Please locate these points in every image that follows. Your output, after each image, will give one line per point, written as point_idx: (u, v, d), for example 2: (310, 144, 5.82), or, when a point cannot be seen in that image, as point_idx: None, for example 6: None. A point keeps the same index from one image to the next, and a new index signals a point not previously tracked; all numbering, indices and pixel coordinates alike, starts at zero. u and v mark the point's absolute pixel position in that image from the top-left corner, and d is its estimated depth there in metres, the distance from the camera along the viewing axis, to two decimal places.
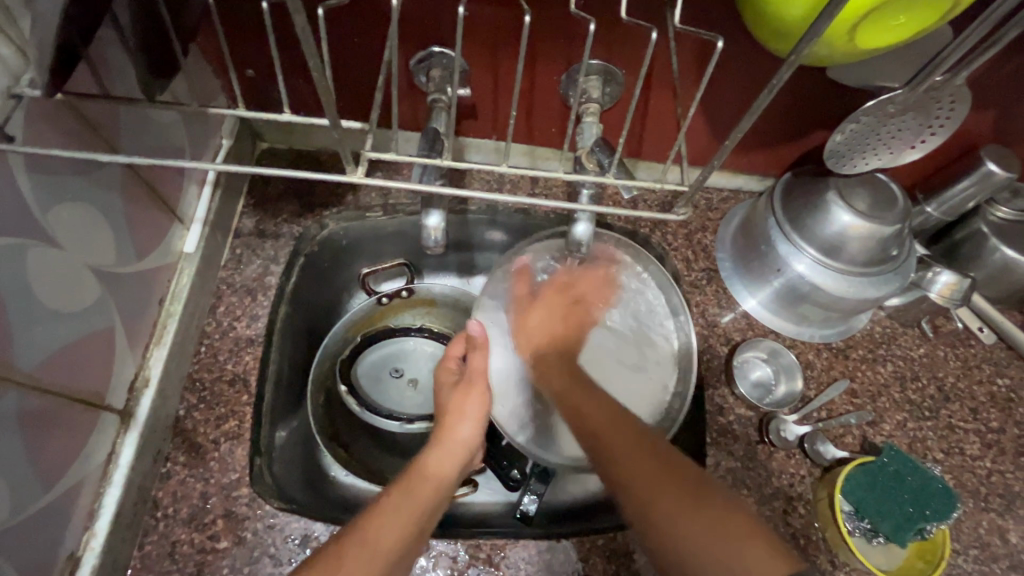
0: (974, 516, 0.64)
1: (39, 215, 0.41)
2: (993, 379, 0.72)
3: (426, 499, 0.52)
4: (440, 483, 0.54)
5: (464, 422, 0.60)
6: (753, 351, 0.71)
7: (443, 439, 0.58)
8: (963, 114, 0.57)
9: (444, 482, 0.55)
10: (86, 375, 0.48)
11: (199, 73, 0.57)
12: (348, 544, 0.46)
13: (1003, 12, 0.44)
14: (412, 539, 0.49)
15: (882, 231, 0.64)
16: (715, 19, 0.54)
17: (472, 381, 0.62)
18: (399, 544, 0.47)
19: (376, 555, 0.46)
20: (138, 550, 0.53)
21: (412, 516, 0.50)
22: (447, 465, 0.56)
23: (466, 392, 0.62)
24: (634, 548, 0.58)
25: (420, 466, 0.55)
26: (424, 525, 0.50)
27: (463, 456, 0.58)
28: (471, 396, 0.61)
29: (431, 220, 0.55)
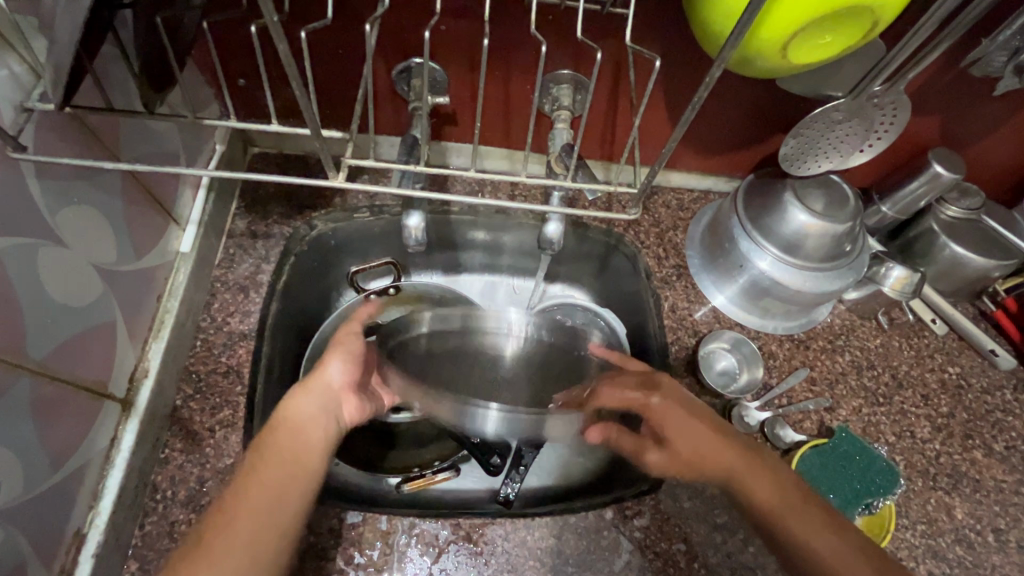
0: (922, 493, 0.69)
1: (48, 217, 0.45)
2: (945, 367, 0.77)
3: (286, 447, 0.51)
4: (302, 429, 0.53)
5: (330, 366, 0.59)
6: (720, 342, 0.75)
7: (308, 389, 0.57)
8: (904, 119, 0.62)
9: (306, 428, 0.53)
10: (90, 365, 0.52)
11: (194, 83, 0.61)
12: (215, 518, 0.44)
13: (937, 18, 0.48)
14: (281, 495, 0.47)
15: (836, 228, 0.68)
16: (674, 33, 0.58)
17: (342, 335, 0.63)
18: (267, 504, 0.46)
19: (243, 518, 0.44)
20: (138, 529, 0.56)
21: (276, 472, 0.48)
22: (312, 411, 0.55)
23: (336, 342, 0.62)
24: (604, 526, 0.62)
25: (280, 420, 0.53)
26: (292, 476, 0.49)
27: (329, 400, 0.57)
28: (341, 343, 0.62)
29: (411, 220, 0.60)
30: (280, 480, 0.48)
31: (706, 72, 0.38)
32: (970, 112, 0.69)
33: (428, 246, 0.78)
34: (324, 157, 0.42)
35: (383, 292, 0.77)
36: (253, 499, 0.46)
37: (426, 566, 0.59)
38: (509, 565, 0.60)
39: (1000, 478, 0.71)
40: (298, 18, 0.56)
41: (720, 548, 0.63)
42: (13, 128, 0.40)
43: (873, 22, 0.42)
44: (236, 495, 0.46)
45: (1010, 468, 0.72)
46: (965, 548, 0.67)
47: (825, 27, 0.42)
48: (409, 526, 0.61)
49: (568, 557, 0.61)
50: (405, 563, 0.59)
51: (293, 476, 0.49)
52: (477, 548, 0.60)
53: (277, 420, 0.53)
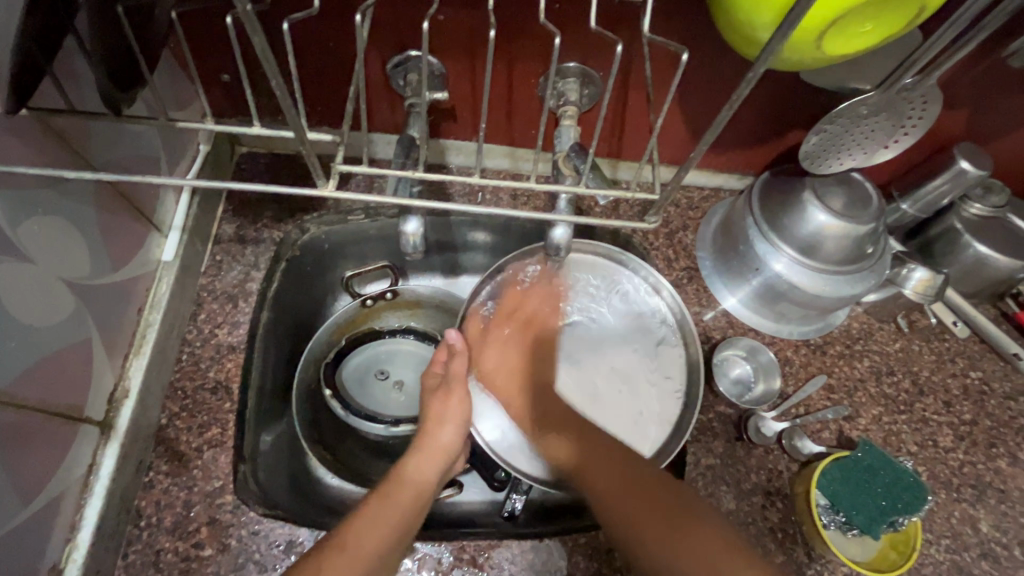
0: (946, 506, 0.66)
1: (9, 230, 0.41)
2: (967, 372, 0.74)
3: (407, 503, 0.55)
4: (420, 488, 0.57)
5: (445, 427, 0.61)
6: (733, 348, 0.71)
7: (422, 444, 0.60)
8: (934, 113, 0.57)
9: (424, 490, 0.57)
10: (63, 388, 0.48)
11: (172, 79, 0.56)
12: (333, 547, 0.49)
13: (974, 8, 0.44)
14: (391, 545, 0.51)
15: (857, 230, 0.65)
16: (689, 22, 0.54)
17: (453, 385, 0.63)
18: (382, 550, 0.50)
19: (357, 560, 0.48)
20: (122, 559, 0.53)
21: (393, 520, 0.53)
22: (428, 472, 0.59)
23: (447, 396, 0.63)
24: (616, 546, 0.59)
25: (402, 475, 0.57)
26: (405, 529, 0.53)
27: (443, 462, 0.60)
28: (452, 400, 0.63)
29: (409, 226, 0.55)
30: (388, 534, 0.51)
31: (749, 71, 0.35)
32: (998, 105, 0.65)
33: (427, 248, 0.75)
34: (311, 161, 0.39)
35: (380, 297, 0.72)
36: (369, 546, 0.50)
37: None
38: None
39: None
40: (283, 9, 0.52)
41: None
42: None
43: (918, 8, 0.38)
44: (353, 533, 0.50)
45: None
46: (991, 563, 0.64)
47: (867, 14, 0.38)
48: (411, 550, 0.57)
49: None
50: None
51: (401, 535, 0.52)
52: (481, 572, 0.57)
53: (408, 473, 0.58)
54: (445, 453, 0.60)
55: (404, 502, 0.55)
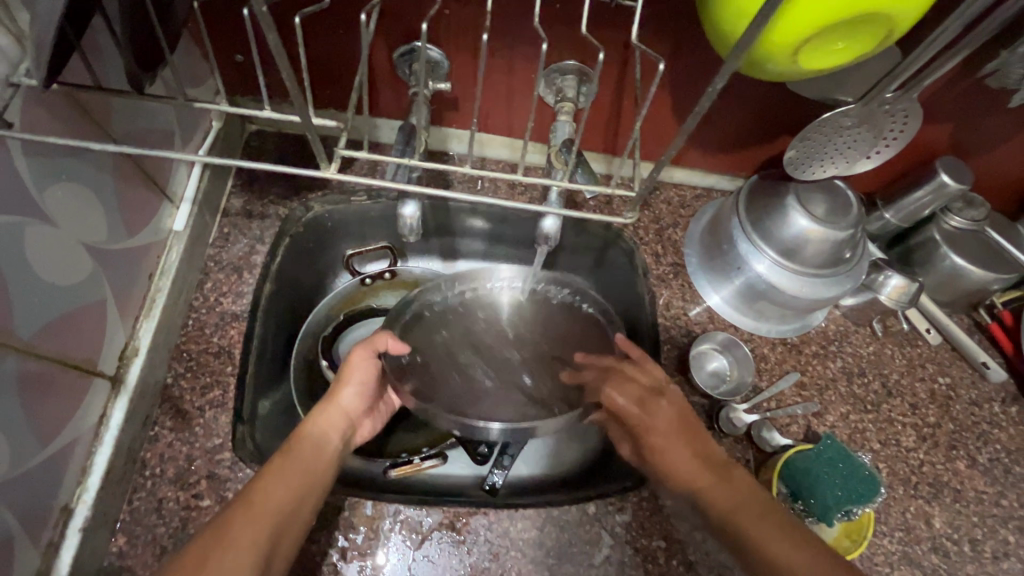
0: (902, 502, 0.70)
1: (36, 194, 0.44)
2: (935, 377, 0.77)
3: (311, 457, 0.55)
4: (321, 446, 0.56)
5: (348, 387, 0.61)
6: (712, 343, 0.75)
7: (324, 408, 0.59)
8: (915, 127, 0.60)
9: (327, 446, 0.57)
10: (79, 343, 0.51)
11: (189, 58, 0.59)
12: (249, 501, 0.49)
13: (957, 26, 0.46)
14: (297, 500, 0.51)
15: (835, 235, 0.68)
16: (682, 28, 0.57)
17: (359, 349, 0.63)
18: (285, 506, 0.50)
19: (257, 522, 0.47)
20: (127, 504, 0.57)
21: (297, 475, 0.52)
22: (329, 430, 0.58)
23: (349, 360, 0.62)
24: (586, 520, 0.63)
25: (303, 433, 0.57)
26: (312, 480, 0.53)
27: (344, 423, 0.60)
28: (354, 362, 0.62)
29: (406, 209, 0.59)
30: (297, 484, 0.52)
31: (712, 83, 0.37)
32: (980, 122, 0.68)
33: (425, 232, 0.78)
34: (313, 144, 0.41)
35: (378, 277, 0.77)
36: (275, 497, 0.50)
37: (408, 553, 0.60)
38: (491, 555, 0.61)
39: (981, 489, 0.72)
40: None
41: (700, 547, 0.64)
42: None
43: (888, 30, 0.40)
44: (259, 490, 0.50)
45: (991, 480, 0.72)
46: (941, 556, 0.68)
47: (839, 32, 0.40)
48: (394, 512, 0.62)
49: (549, 549, 0.62)
50: (386, 548, 0.60)
51: (309, 488, 0.53)
52: (459, 536, 0.61)
53: (309, 429, 0.57)
54: (345, 416, 0.61)
55: (309, 462, 0.54)
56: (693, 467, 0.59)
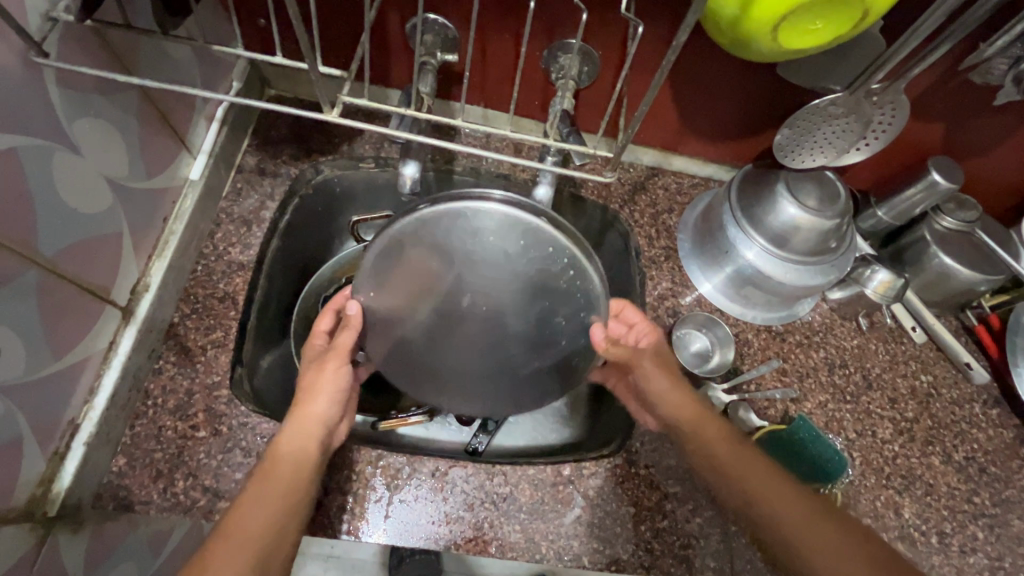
0: (873, 490, 0.71)
1: (65, 124, 0.48)
2: (917, 374, 0.78)
3: (290, 475, 0.55)
4: (299, 459, 0.56)
5: (318, 398, 0.61)
6: (693, 324, 0.77)
7: (298, 419, 0.58)
8: (902, 121, 0.62)
9: (305, 458, 0.56)
10: (96, 269, 0.55)
11: (213, 16, 0.63)
12: (230, 528, 0.50)
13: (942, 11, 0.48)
14: (284, 517, 0.53)
15: (822, 224, 0.69)
16: (679, 9, 0.59)
17: (330, 354, 0.61)
18: (271, 522, 0.52)
19: (245, 544, 0.49)
20: (129, 429, 0.61)
21: (277, 504, 0.52)
22: (306, 439, 0.58)
23: (322, 365, 0.62)
24: (561, 480, 0.66)
25: (281, 442, 0.57)
26: (294, 488, 0.54)
27: (321, 431, 0.59)
28: (325, 368, 0.61)
29: (407, 169, 0.61)
30: (280, 502, 0.53)
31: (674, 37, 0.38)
32: (973, 123, 0.69)
33: None
34: (320, 92, 0.45)
35: None
36: (256, 527, 0.51)
37: (388, 497, 0.63)
38: (466, 505, 0.64)
39: (954, 485, 0.73)
40: None
41: (668, 514, 0.66)
42: (38, 35, 0.43)
43: (862, 12, 0.42)
44: (237, 518, 0.51)
45: (965, 477, 0.73)
46: (907, 545, 0.69)
47: (818, 11, 0.42)
48: (377, 458, 0.65)
49: (522, 505, 0.65)
50: (368, 490, 0.63)
51: (292, 505, 0.53)
52: (438, 484, 0.64)
53: (283, 443, 0.57)
54: (321, 423, 0.60)
55: (283, 479, 0.54)
56: (685, 407, 0.66)
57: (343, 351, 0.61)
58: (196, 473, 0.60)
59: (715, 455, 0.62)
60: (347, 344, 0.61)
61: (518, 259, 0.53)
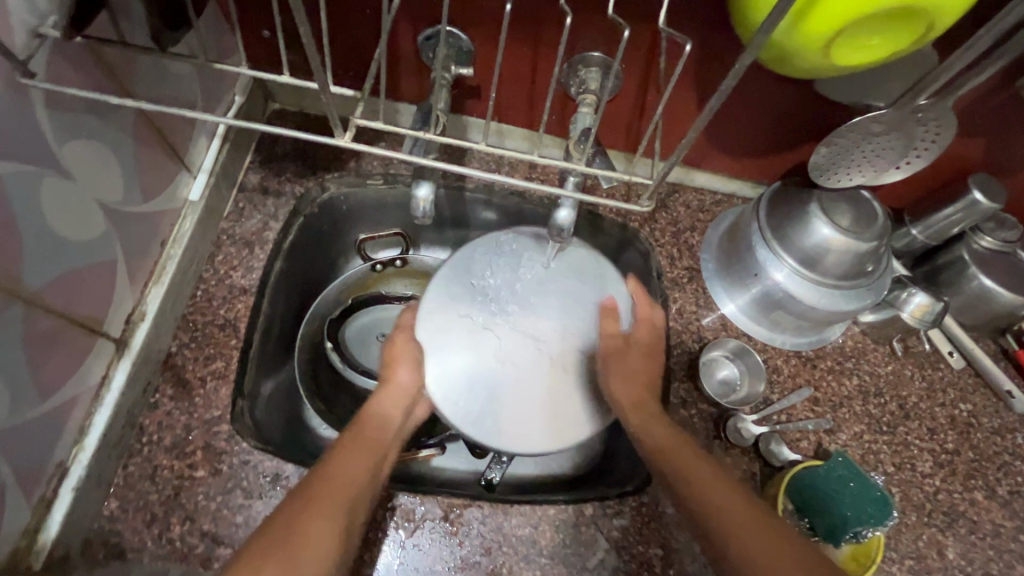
0: (914, 529, 0.67)
1: (54, 148, 0.44)
2: (956, 403, 0.74)
3: (374, 438, 0.57)
4: (383, 424, 0.59)
5: (401, 367, 0.63)
6: (721, 351, 0.73)
7: (385, 388, 0.61)
8: (948, 139, 0.58)
9: (389, 424, 0.60)
10: (86, 301, 0.51)
11: (214, 27, 0.59)
12: (315, 497, 0.49)
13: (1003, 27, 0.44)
14: (369, 477, 0.54)
15: (859, 246, 0.65)
16: (713, 22, 0.55)
17: (399, 333, 0.65)
18: (354, 494, 0.51)
19: (339, 491, 0.51)
20: (122, 469, 0.57)
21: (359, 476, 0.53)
22: (390, 411, 0.61)
23: (393, 345, 0.64)
24: (583, 521, 0.62)
25: (368, 414, 0.60)
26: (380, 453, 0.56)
27: (406, 402, 0.62)
28: (400, 346, 0.64)
29: (420, 190, 0.58)
30: (367, 465, 0.54)
31: (737, 62, 0.35)
32: (1017, 140, 0.65)
33: (439, 221, 0.77)
34: (331, 114, 0.41)
35: (390, 263, 0.76)
36: (340, 499, 0.50)
37: (400, 540, 0.59)
38: (482, 549, 0.59)
39: (999, 522, 0.68)
40: None
41: (699, 558, 0.61)
42: (24, 52, 0.40)
43: (928, 26, 0.39)
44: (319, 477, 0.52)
45: (1010, 514, 0.69)
46: None
47: (874, 25, 0.39)
48: (388, 498, 0.60)
49: (543, 548, 0.60)
50: (378, 533, 0.59)
51: (378, 465, 0.55)
52: (452, 527, 0.60)
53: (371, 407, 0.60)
54: (406, 393, 0.62)
55: (368, 442, 0.57)
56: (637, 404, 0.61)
57: (408, 328, 0.65)
58: (193, 516, 0.56)
59: (673, 467, 0.54)
60: (410, 322, 0.66)
61: (563, 288, 0.68)
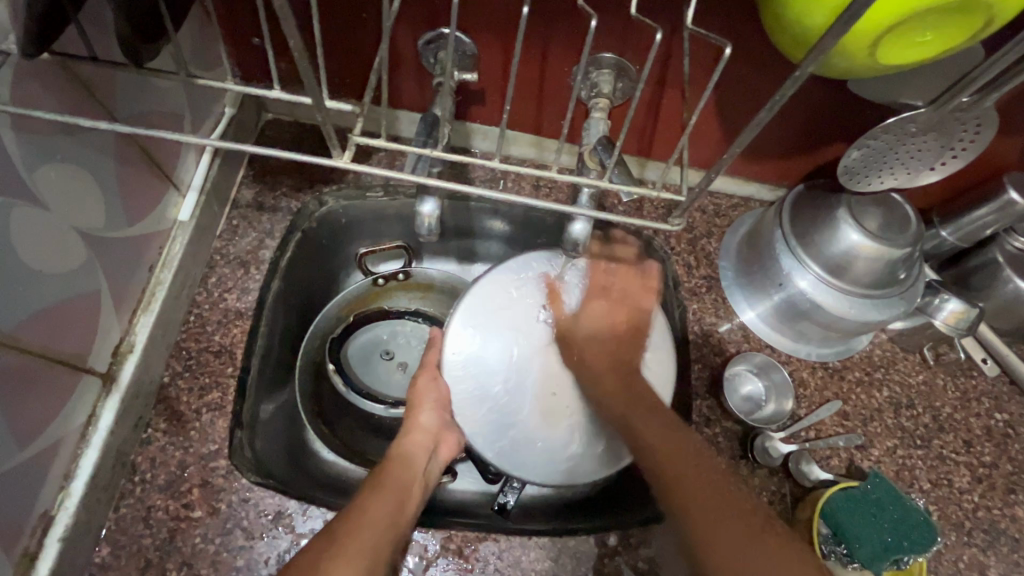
0: (955, 549, 0.63)
1: (25, 175, 0.41)
2: (992, 413, 0.71)
3: (396, 480, 0.54)
4: (406, 463, 0.56)
5: (425, 410, 0.60)
6: (746, 365, 0.69)
7: (409, 431, 0.59)
8: (986, 138, 0.55)
9: (415, 464, 0.57)
10: (67, 337, 0.48)
11: (199, 36, 0.55)
12: (342, 538, 0.47)
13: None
14: (393, 524, 0.50)
15: (891, 254, 0.62)
16: (736, 18, 0.51)
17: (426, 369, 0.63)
18: (381, 536, 0.48)
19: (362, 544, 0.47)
20: (113, 512, 0.53)
21: (386, 517, 0.50)
22: (414, 450, 0.58)
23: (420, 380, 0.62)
24: (606, 552, 0.58)
25: (394, 455, 0.57)
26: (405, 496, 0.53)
27: (431, 441, 0.59)
28: (425, 383, 0.61)
29: (425, 207, 0.54)
30: (389, 509, 0.51)
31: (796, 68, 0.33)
32: None
33: (444, 233, 0.73)
34: (327, 132, 0.38)
35: (392, 277, 0.72)
36: (365, 540, 0.47)
37: None
38: None
39: None
40: None
41: None
42: None
43: (989, 20, 0.35)
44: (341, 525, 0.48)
45: None
46: None
47: (929, 22, 0.35)
48: None
49: None
50: None
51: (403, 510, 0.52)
52: (466, 564, 0.56)
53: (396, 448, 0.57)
54: (429, 434, 0.59)
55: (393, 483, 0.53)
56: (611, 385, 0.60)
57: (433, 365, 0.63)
58: (191, 561, 0.52)
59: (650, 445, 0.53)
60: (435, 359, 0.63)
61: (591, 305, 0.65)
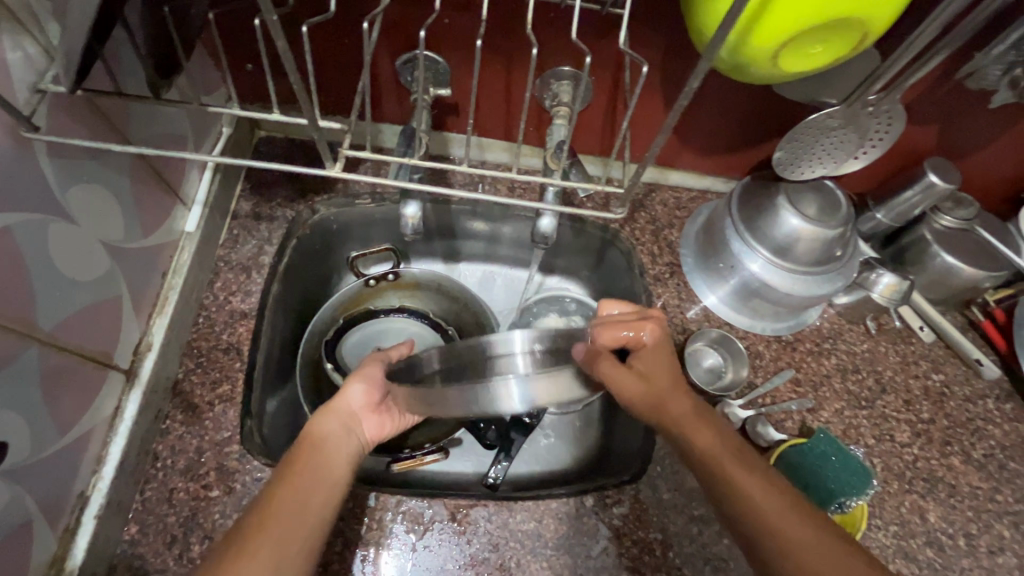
0: (896, 496, 0.71)
1: (60, 196, 0.47)
2: (929, 374, 0.78)
3: (309, 463, 0.54)
4: (321, 446, 0.56)
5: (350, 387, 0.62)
6: (705, 341, 0.76)
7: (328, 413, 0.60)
8: (899, 130, 0.62)
9: (329, 443, 0.57)
10: (96, 336, 0.54)
11: (199, 68, 0.62)
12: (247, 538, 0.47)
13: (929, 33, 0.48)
14: (310, 505, 0.51)
15: (827, 234, 0.69)
16: (672, 33, 0.59)
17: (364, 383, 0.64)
18: (285, 530, 0.48)
19: (277, 527, 0.48)
20: (139, 494, 0.59)
21: (321, 496, 0.52)
22: (330, 433, 0.58)
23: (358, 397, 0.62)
24: (585, 512, 0.65)
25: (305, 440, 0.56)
26: (321, 486, 0.52)
27: (347, 420, 0.60)
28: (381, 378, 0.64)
29: (408, 210, 0.62)
30: (303, 491, 0.51)
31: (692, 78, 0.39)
32: (967, 123, 0.70)
33: (428, 234, 0.80)
34: (320, 145, 0.44)
35: (383, 278, 0.78)
36: (275, 527, 0.48)
37: (411, 543, 0.62)
38: (490, 546, 0.63)
39: (976, 484, 0.73)
40: (300, 12, 0.58)
41: (697, 539, 0.65)
42: (27, 108, 0.42)
43: (861, 35, 0.43)
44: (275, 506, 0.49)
45: (986, 476, 0.73)
46: (935, 551, 0.68)
47: (816, 36, 0.42)
48: (397, 504, 0.63)
49: (548, 540, 0.63)
50: (389, 539, 0.62)
51: (317, 488, 0.52)
52: (460, 527, 0.63)
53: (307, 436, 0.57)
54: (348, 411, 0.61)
55: (309, 467, 0.53)
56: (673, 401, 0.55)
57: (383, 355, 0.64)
58: (211, 535, 0.58)
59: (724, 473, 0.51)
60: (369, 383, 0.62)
61: None
